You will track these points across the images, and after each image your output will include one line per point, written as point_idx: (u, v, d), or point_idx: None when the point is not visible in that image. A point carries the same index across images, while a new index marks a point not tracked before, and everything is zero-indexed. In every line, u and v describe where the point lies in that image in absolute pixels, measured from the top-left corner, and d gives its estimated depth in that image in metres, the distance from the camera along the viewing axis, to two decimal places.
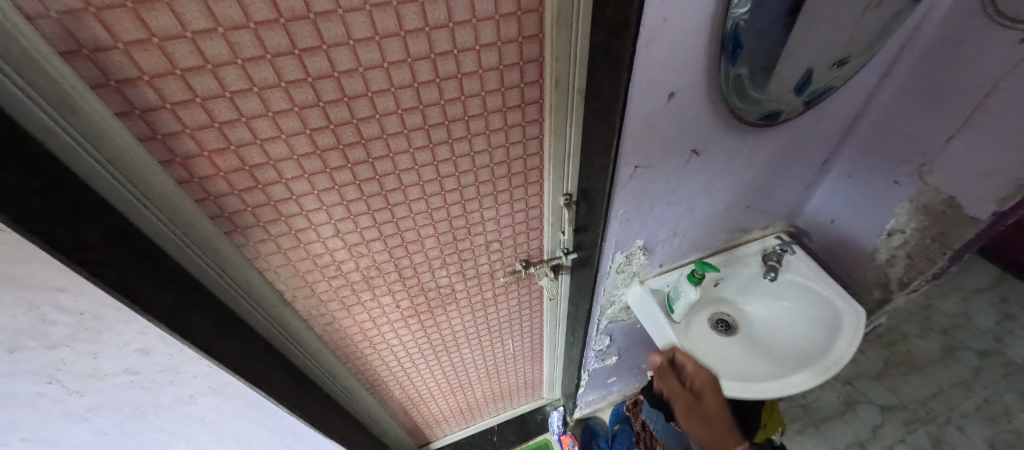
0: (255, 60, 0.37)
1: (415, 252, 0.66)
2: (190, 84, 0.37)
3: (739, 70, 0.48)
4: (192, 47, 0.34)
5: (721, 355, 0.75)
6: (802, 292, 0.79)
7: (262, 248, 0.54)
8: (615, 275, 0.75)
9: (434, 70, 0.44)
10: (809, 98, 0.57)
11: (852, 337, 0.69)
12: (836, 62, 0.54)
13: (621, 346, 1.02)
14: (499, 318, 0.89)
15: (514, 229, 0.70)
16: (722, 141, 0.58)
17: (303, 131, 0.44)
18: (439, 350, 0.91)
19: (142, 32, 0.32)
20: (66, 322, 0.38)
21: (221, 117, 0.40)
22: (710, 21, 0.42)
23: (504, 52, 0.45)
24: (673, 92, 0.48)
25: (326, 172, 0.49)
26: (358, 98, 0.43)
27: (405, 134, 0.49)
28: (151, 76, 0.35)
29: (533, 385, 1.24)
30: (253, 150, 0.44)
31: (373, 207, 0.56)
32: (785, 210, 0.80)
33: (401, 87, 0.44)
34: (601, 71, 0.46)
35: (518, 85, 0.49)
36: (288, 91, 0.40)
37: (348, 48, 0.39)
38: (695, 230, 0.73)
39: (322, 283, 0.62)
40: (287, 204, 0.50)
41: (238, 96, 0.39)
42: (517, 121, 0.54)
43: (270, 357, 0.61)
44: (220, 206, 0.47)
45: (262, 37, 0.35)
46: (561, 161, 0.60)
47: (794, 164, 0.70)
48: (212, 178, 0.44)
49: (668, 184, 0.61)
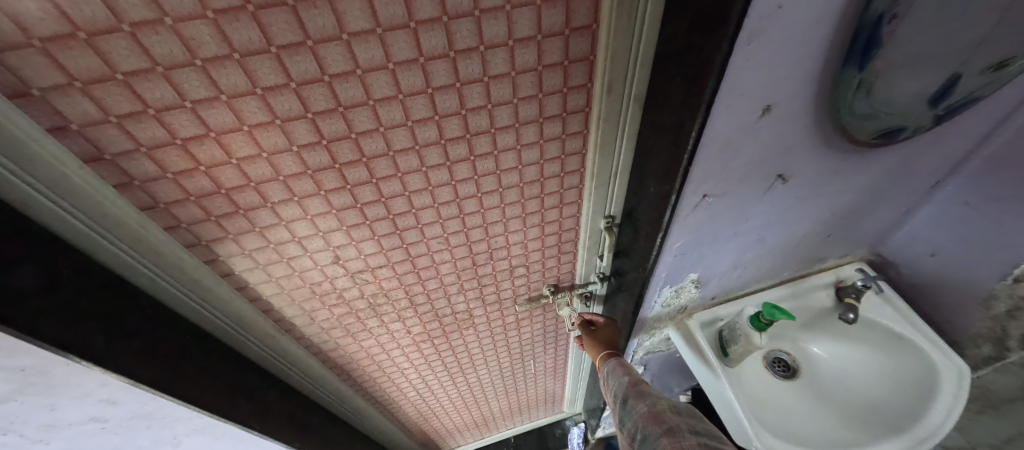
0: (220, 60, 0.27)
1: (429, 278, 0.58)
2: (137, 92, 0.28)
3: (867, 76, 0.34)
4: (134, 43, 0.25)
5: (782, 407, 0.65)
6: (883, 335, 0.65)
7: (251, 276, 0.46)
8: (660, 309, 0.65)
9: (453, 73, 0.34)
10: (942, 112, 0.43)
11: (953, 400, 0.56)
12: (996, 63, 0.39)
13: (654, 374, 0.92)
14: (520, 340, 0.81)
15: (543, 253, 0.61)
16: (816, 163, 0.45)
17: (289, 149, 0.35)
18: (455, 370, 0.84)
19: (62, 24, 0.23)
20: (6, 379, 0.31)
21: (184, 132, 0.31)
22: (845, 8, 0.29)
23: (545, 48, 0.34)
24: (769, 106, 0.35)
25: (320, 195, 0.40)
26: (357, 107, 0.33)
27: (417, 151, 0.39)
28: (84, 82, 0.26)
29: (553, 400, 1.16)
30: (229, 172, 0.35)
31: (378, 232, 0.47)
32: (872, 238, 0.66)
33: (412, 94, 0.34)
34: (679, 75, 0.34)
35: (560, 90, 0.38)
36: (266, 100, 0.31)
37: (341, 44, 0.29)
38: (760, 261, 0.62)
39: (323, 311, 0.55)
40: (275, 229, 0.42)
41: (202, 106, 0.30)
42: (556, 133, 0.43)
43: (264, 388, 0.55)
44: (196, 234, 0.40)
45: (226, 31, 0.26)
46: (605, 180, 0.49)
47: (897, 188, 0.56)
48: (182, 203, 0.36)
49: (738, 213, 0.49)
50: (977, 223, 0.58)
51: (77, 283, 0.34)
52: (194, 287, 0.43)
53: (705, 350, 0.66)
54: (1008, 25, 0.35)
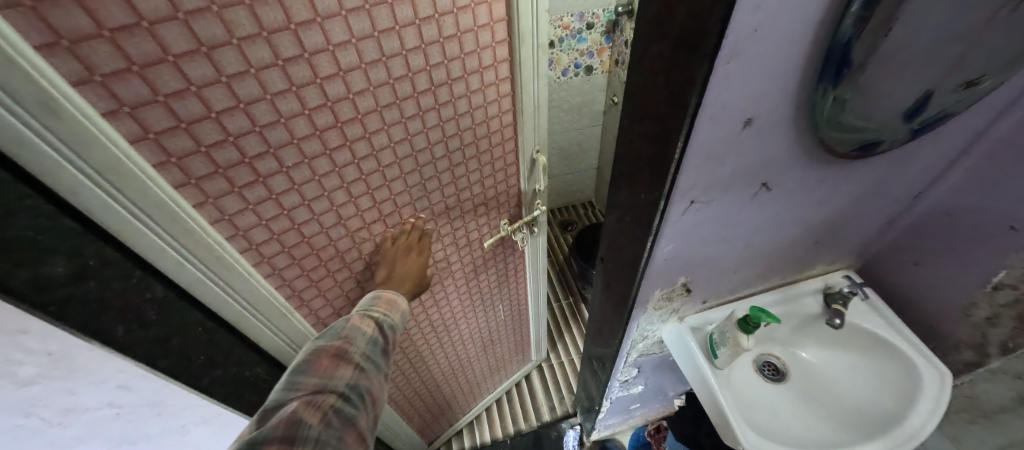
0: (252, 39, 0.33)
1: (414, 230, 0.66)
2: (184, 72, 0.32)
3: (842, 93, 0.36)
4: (185, 30, 0.30)
5: (769, 408, 0.67)
6: (867, 340, 0.68)
7: (266, 249, 0.49)
8: (651, 312, 0.67)
9: (419, 37, 0.45)
10: (918, 126, 0.45)
11: (933, 405, 0.58)
12: (965, 81, 0.41)
13: (649, 376, 0.94)
14: (489, 283, 0.93)
15: (496, 190, 0.74)
16: (797, 172, 0.48)
17: (303, 112, 0.41)
18: (438, 332, 0.91)
19: (130, 17, 0.27)
20: (36, 362, 0.34)
21: (218, 106, 0.35)
22: (818, 29, 0.32)
23: (477, 14, 0.48)
24: (750, 119, 0.38)
25: (325, 154, 0.46)
26: (352, 70, 0.42)
27: (398, 104, 0.49)
28: (141, 66, 0.30)
29: (521, 347, 1.32)
30: (253, 139, 0.39)
31: (372, 186, 0.54)
32: (856, 246, 0.69)
33: (392, 55, 0.44)
34: (666, 89, 0.37)
35: (490, 45, 0.53)
36: (286, 70, 0.37)
37: (341, 18, 0.37)
38: (749, 266, 0.64)
39: (328, 280, 0.59)
40: (289, 195, 0.46)
41: (235, 81, 0.35)
42: (492, 80, 0.57)
43: (272, 379, 0.57)
44: (220, 209, 0.42)
45: (258, 14, 0.32)
46: (531, 115, 0.64)
47: (879, 197, 0.59)
48: (212, 177, 0.39)
49: (726, 219, 0.52)
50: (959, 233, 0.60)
51: (104, 276, 0.34)
52: (220, 273, 0.44)
53: (695, 353, 0.68)
54: (971, 47, 0.37)
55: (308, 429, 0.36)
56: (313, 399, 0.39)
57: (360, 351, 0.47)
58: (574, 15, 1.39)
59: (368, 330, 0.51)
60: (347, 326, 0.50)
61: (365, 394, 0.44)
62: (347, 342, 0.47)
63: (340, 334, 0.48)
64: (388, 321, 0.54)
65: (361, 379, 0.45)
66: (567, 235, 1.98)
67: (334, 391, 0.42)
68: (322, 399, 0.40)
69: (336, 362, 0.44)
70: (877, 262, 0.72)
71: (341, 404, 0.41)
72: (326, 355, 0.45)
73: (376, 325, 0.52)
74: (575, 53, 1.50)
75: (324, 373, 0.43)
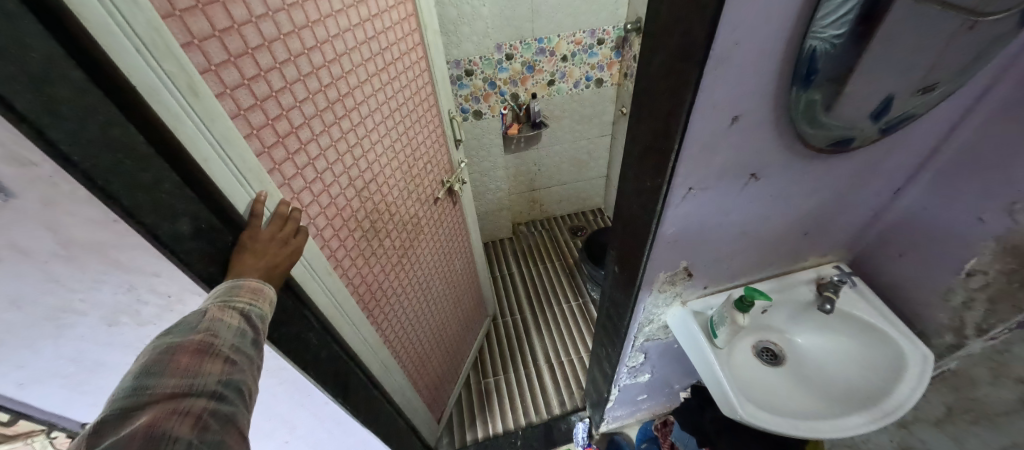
0: (290, 34, 0.54)
1: (394, 187, 0.87)
2: (258, 61, 0.50)
3: (812, 95, 0.44)
4: (256, 29, 0.49)
5: (766, 387, 0.73)
6: (857, 326, 0.74)
7: (311, 211, 0.64)
8: (656, 295, 0.74)
9: (374, 29, 0.72)
10: (885, 125, 0.52)
11: (916, 382, 0.63)
12: (922, 88, 0.48)
13: (655, 364, 0.99)
14: (445, 236, 1.18)
15: (432, 146, 1.03)
16: (782, 164, 0.55)
17: (321, 89, 0.61)
18: (422, 287, 1.08)
19: (229, 21, 0.45)
20: (156, 303, 0.44)
21: (277, 86, 0.54)
22: (788, 42, 0.40)
23: (397, 11, 0.79)
24: (737, 116, 0.46)
25: (336, 122, 0.66)
26: (343, 55, 0.65)
27: (371, 80, 0.73)
28: (236, 57, 0.47)
29: (478, 302, 1.57)
30: (296, 114, 0.58)
31: (365, 149, 0.75)
32: (845, 238, 0.76)
33: (362, 43, 0.69)
34: (665, 92, 0.46)
35: (407, 32, 0.84)
36: (310, 56, 0.58)
37: (333, 17, 0.61)
38: (746, 254, 0.71)
39: (349, 237, 0.74)
40: (319, 161, 0.64)
41: (285, 66, 0.54)
42: (413, 57, 0.88)
43: (323, 344, 0.65)
44: (283, 174, 0.57)
45: (292, 15, 0.54)
46: (438, 83, 1.00)
47: (862, 192, 0.66)
48: (274, 145, 0.55)
49: (722, 206, 0.59)
50: (929, 226, 0.65)
51: (217, 234, 0.45)
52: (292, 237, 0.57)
53: (697, 334, 0.74)
54: (930, 59, 0.45)
55: (173, 443, 0.33)
56: (175, 406, 0.35)
57: (227, 343, 0.42)
58: (586, 32, 1.50)
59: (235, 322, 0.42)
60: (206, 318, 0.41)
61: (242, 388, 0.41)
62: (210, 335, 0.41)
63: (198, 328, 0.41)
64: (259, 310, 0.45)
65: (235, 371, 0.41)
66: (577, 240, 2.06)
67: (201, 391, 0.38)
68: (188, 403, 0.36)
69: (199, 358, 0.39)
70: (866, 255, 0.79)
71: (215, 405, 0.38)
72: (184, 353, 0.39)
73: (242, 316, 0.43)
74: (587, 67, 1.60)
75: (186, 372, 0.38)
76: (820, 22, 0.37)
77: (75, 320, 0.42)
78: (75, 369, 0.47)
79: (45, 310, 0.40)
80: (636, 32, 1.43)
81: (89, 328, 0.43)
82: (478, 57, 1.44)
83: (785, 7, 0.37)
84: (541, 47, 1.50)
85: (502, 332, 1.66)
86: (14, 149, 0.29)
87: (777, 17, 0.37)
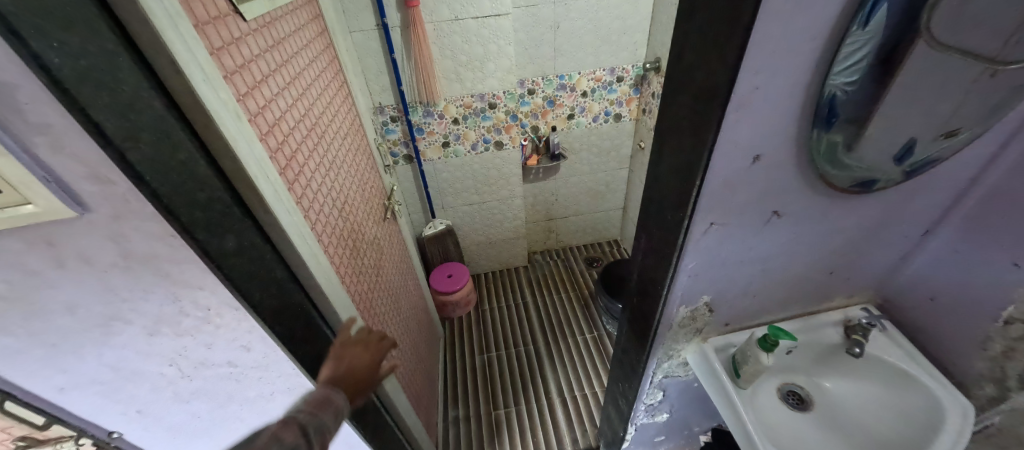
0: (275, 72, 0.65)
1: (359, 206, 0.95)
2: (263, 93, 0.59)
3: (833, 137, 0.45)
4: (257, 68, 0.58)
5: (793, 433, 0.70)
6: (890, 373, 0.71)
7: (319, 226, 0.69)
8: (676, 330, 0.73)
9: (316, 71, 0.86)
10: (909, 168, 0.53)
11: (957, 436, 0.60)
12: (945, 133, 0.49)
13: (674, 403, 0.96)
14: (398, 252, 1.27)
15: (371, 168, 1.15)
16: (805, 202, 0.56)
17: (301, 118, 0.71)
18: (397, 304, 1.14)
19: (241, 60, 0.54)
20: (196, 315, 0.46)
21: (277, 114, 0.62)
22: (808, 87, 0.42)
23: (322, 53, 0.94)
24: (758, 155, 0.47)
25: (314, 147, 0.75)
26: (305, 91, 0.77)
27: (324, 112, 0.85)
28: (251, 88, 0.55)
29: (432, 322, 1.61)
30: (293, 139, 0.66)
31: (335, 170, 0.84)
32: (871, 280, 0.74)
33: (313, 81, 0.82)
34: (686, 131, 0.48)
35: (333, 71, 0.99)
36: (289, 91, 0.69)
37: (294, 61, 0.74)
38: (768, 291, 0.70)
39: (344, 253, 0.79)
40: (313, 180, 0.70)
41: (278, 98, 0.63)
42: (341, 91, 1.02)
43: None
44: (299, 193, 0.63)
45: (273, 58, 0.65)
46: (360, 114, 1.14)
47: (888, 232, 0.65)
48: (286, 166, 0.61)
49: (743, 242, 0.59)
50: (964, 270, 0.63)
51: (255, 251, 0.48)
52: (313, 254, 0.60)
53: (720, 373, 0.72)
54: (952, 105, 0.45)
55: None
56: None
57: None
58: (606, 70, 1.57)
59: None
60: None
61: None
62: None
63: None
64: None
65: None
66: (592, 271, 2.04)
67: None
68: None
69: None
70: (896, 298, 0.76)
71: None
72: None
73: None
74: (606, 102, 1.66)
75: None
76: (839, 69, 0.39)
77: (121, 329, 0.44)
78: (114, 378, 0.48)
79: (97, 318, 0.42)
80: (655, 70, 1.48)
81: (132, 338, 0.45)
82: (502, 91, 1.47)
83: (803, 54, 0.39)
84: (562, 83, 1.57)
85: (512, 362, 1.64)
86: (96, 168, 0.33)
87: (795, 63, 0.40)
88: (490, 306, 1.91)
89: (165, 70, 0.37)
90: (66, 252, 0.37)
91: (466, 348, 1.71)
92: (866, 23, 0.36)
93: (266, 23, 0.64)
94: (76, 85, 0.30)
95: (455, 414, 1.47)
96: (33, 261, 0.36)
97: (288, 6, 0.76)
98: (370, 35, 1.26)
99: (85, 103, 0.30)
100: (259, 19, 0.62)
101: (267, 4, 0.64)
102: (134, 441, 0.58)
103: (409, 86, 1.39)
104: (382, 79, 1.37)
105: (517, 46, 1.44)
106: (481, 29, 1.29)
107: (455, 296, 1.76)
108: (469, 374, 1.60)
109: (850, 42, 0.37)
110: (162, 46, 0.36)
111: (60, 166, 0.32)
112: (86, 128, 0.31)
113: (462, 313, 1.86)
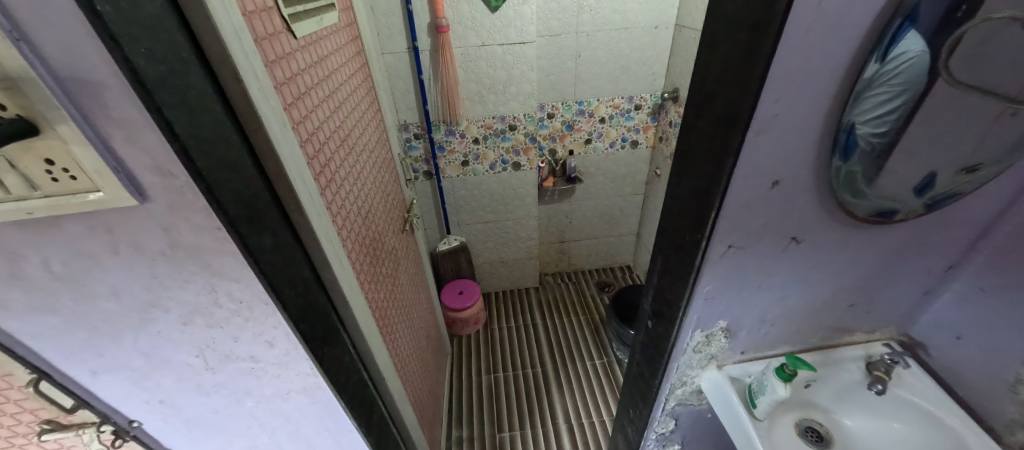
0: (317, 86, 0.70)
1: (382, 217, 1.00)
2: (306, 104, 0.63)
3: (851, 167, 0.46)
4: (302, 80, 0.63)
5: None
6: (914, 413, 0.69)
7: (348, 233, 0.73)
8: (691, 355, 0.72)
9: (353, 87, 0.92)
10: (930, 201, 0.53)
11: None
12: (965, 168, 0.49)
13: (686, 435, 0.93)
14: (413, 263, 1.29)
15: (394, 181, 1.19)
16: (825, 230, 0.56)
17: (336, 129, 0.76)
18: (410, 316, 1.17)
19: (290, 73, 0.59)
20: (229, 308, 0.48)
21: (316, 123, 0.66)
22: (825, 115, 0.43)
23: (359, 69, 1.01)
24: (777, 180, 0.48)
25: (345, 157, 0.79)
26: (342, 105, 0.82)
27: (356, 126, 0.90)
28: (296, 99, 0.60)
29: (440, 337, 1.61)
30: (328, 147, 0.70)
31: (363, 182, 0.89)
32: (894, 314, 0.73)
33: (348, 96, 0.88)
34: (707, 153, 0.49)
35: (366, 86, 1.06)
36: (328, 104, 0.74)
37: (334, 77, 0.79)
38: (786, 321, 0.70)
39: (366, 262, 0.82)
40: (342, 188, 0.74)
41: (318, 110, 0.68)
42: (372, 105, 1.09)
43: (352, 367, 0.66)
44: (331, 202, 0.67)
45: (316, 73, 0.70)
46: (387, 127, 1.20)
47: (910, 265, 0.64)
48: (321, 173, 0.65)
49: (761, 267, 0.60)
50: (990, 309, 0.61)
51: (286, 250, 0.50)
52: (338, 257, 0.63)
53: (736, 403, 0.70)
54: (972, 139, 0.46)
55: None
56: None
57: None
58: (624, 98, 1.61)
59: None
60: None
61: None
62: None
63: None
64: None
65: None
66: (604, 296, 2.03)
67: None
68: None
69: None
70: (922, 336, 0.74)
71: None
72: None
73: None
74: (623, 129, 1.70)
75: None
76: (878, 118, 0.42)
77: (159, 316, 0.47)
78: (144, 364, 0.50)
79: (140, 303, 0.45)
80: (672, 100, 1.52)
81: (167, 325, 0.48)
82: (523, 113, 1.52)
83: (821, 85, 0.41)
84: (581, 109, 1.62)
85: (520, 384, 1.61)
86: (161, 161, 0.35)
87: (813, 93, 0.41)
88: (499, 325, 1.90)
89: (228, 77, 0.41)
90: (120, 238, 0.40)
91: (473, 367, 1.69)
92: (883, 57, 0.38)
93: (312, 41, 0.70)
94: (156, 87, 0.32)
95: (458, 434, 1.43)
96: (91, 245, 0.39)
97: (332, 28, 0.82)
98: (401, 57, 1.34)
99: (161, 102, 0.33)
100: (306, 37, 0.67)
101: (314, 25, 0.70)
102: (151, 432, 0.60)
103: (434, 105, 1.45)
104: (408, 98, 1.43)
105: (539, 72, 1.50)
106: (506, 55, 1.35)
107: (465, 314, 1.77)
108: (475, 394, 1.58)
109: (887, 92, 0.41)
110: (228, 55, 0.40)
111: (128, 158, 0.35)
112: (160, 127, 0.33)
113: (471, 332, 1.85)
